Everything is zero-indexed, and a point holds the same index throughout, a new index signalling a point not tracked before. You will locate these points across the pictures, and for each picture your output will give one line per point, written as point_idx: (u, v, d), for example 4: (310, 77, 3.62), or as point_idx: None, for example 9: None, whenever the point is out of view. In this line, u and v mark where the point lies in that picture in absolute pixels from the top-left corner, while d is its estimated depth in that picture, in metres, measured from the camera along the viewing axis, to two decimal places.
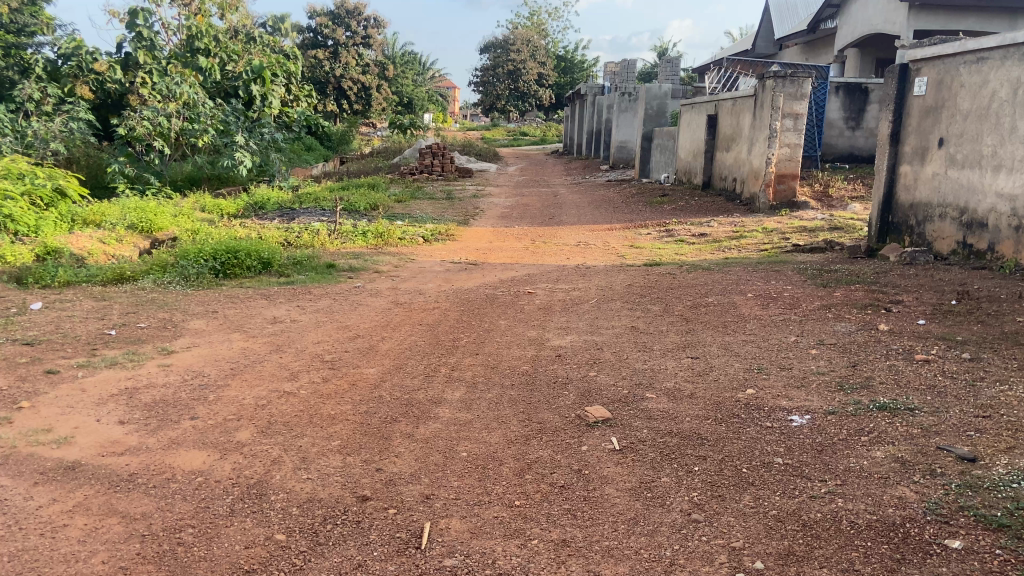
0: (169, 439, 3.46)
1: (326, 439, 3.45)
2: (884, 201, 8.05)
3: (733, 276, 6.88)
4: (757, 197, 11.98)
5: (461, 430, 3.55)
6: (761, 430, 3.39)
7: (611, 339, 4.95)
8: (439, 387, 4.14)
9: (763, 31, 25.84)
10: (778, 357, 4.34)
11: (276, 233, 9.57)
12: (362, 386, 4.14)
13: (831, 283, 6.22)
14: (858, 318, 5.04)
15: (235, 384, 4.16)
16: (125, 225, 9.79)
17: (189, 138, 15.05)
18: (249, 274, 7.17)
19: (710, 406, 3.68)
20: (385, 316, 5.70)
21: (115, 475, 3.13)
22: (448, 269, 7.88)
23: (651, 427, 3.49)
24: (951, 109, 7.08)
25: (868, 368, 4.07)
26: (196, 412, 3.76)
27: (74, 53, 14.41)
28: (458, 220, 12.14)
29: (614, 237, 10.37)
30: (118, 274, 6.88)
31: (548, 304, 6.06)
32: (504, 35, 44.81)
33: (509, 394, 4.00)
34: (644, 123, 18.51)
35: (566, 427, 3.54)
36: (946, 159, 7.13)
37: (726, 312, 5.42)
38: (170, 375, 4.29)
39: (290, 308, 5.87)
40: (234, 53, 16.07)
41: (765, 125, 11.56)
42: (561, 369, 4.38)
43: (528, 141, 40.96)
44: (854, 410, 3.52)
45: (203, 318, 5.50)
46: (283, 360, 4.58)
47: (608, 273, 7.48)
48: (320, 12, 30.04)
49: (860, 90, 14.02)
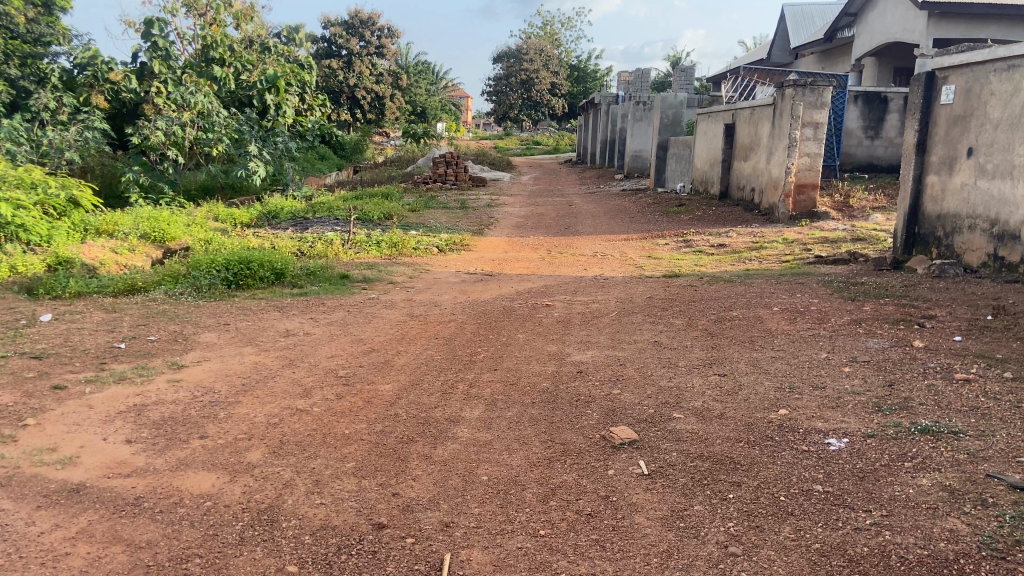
0: (177, 460, 3.33)
1: (339, 461, 3.31)
2: (910, 212, 7.86)
3: (756, 289, 6.70)
4: (776, 207, 11.80)
5: (481, 451, 3.40)
6: (798, 454, 3.22)
7: (633, 354, 4.78)
8: (457, 404, 3.99)
9: (778, 40, 25.67)
10: (810, 375, 4.17)
11: (290, 242, 9.46)
12: (377, 403, 4.00)
13: (859, 297, 6.02)
14: (891, 334, 4.85)
15: (246, 401, 4.02)
16: (137, 235, 9.73)
17: (203, 147, 15.04)
18: (262, 285, 7.06)
19: (742, 427, 3.51)
20: (400, 329, 5.56)
21: (121, 499, 2.99)
22: (464, 280, 7.74)
23: (680, 449, 3.33)
24: (980, 117, 6.89)
25: (905, 388, 3.89)
26: (206, 430, 3.63)
27: (91, 63, 14.49)
28: (472, 230, 12.03)
29: (631, 248, 10.22)
30: (129, 285, 6.79)
31: (568, 316, 5.90)
32: (517, 45, 44.92)
33: (530, 412, 3.85)
34: (660, 132, 18.36)
35: (591, 449, 3.39)
36: (976, 169, 6.93)
37: (752, 326, 5.24)
38: (179, 391, 4.16)
39: (304, 321, 5.74)
40: (248, 63, 16.06)
41: (784, 134, 11.39)
42: (583, 386, 4.22)
43: (541, 150, 41.00)
44: (895, 434, 3.34)
45: (215, 331, 5.37)
46: (296, 375, 4.45)
47: (627, 284, 7.32)
48: (333, 22, 30.08)
49: (880, 99, 13.75)
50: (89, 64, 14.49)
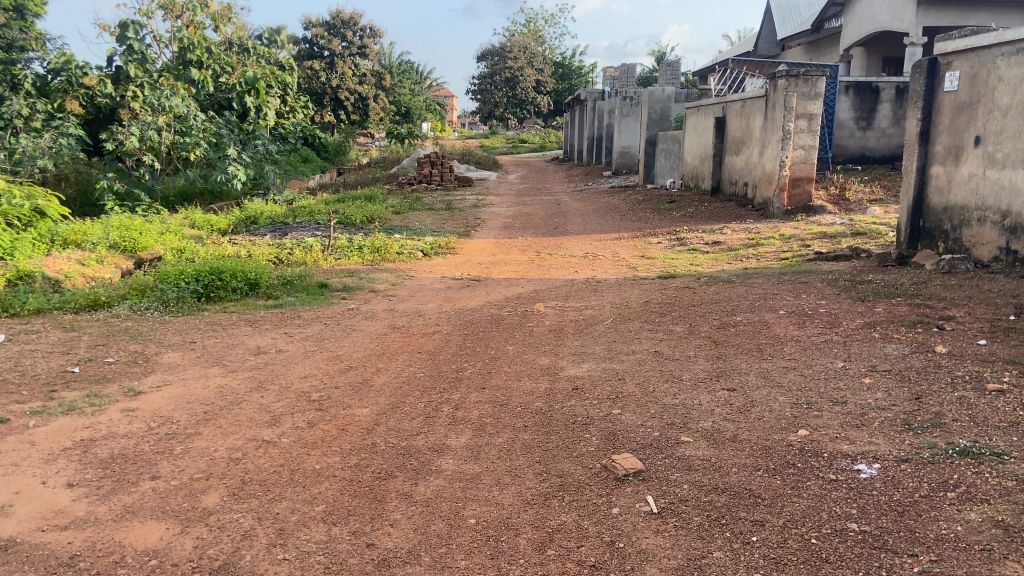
0: (122, 507, 2.94)
1: (307, 504, 2.91)
2: (914, 205, 7.53)
3: (758, 289, 6.36)
4: (770, 202, 11.45)
5: (469, 488, 3.02)
6: (825, 485, 2.85)
7: (632, 367, 4.41)
8: (442, 431, 3.60)
9: (765, 32, 25.40)
10: (827, 389, 3.80)
11: (267, 250, 9.04)
12: (353, 432, 3.60)
13: (869, 296, 5.68)
14: (909, 338, 4.50)
15: (207, 433, 3.61)
16: (106, 244, 9.31)
17: (181, 151, 14.63)
18: (235, 296, 6.66)
19: (759, 453, 3.15)
20: (381, 343, 5.17)
21: (53, 558, 2.60)
22: (449, 286, 7.36)
23: (692, 480, 2.96)
24: (988, 104, 6.56)
25: (935, 401, 3.53)
26: (158, 469, 3.24)
27: (65, 69, 14.01)
28: (458, 231, 11.63)
29: (623, 248, 9.86)
30: (92, 300, 6.38)
31: (560, 325, 5.52)
32: (501, 42, 44.45)
33: (522, 439, 3.47)
34: (648, 128, 18.00)
35: (592, 482, 3.01)
36: (984, 159, 6.60)
37: (759, 333, 4.88)
38: (134, 423, 3.75)
39: (278, 336, 5.34)
40: (227, 65, 15.57)
41: (778, 127, 11.02)
42: (580, 406, 3.84)
43: (528, 148, 40.63)
44: (931, 458, 2.98)
45: (179, 350, 4.96)
46: (264, 400, 4.04)
47: (622, 287, 6.96)
48: (315, 23, 29.64)
49: (871, 89, 13.49)
50: (63, 69, 13.96)
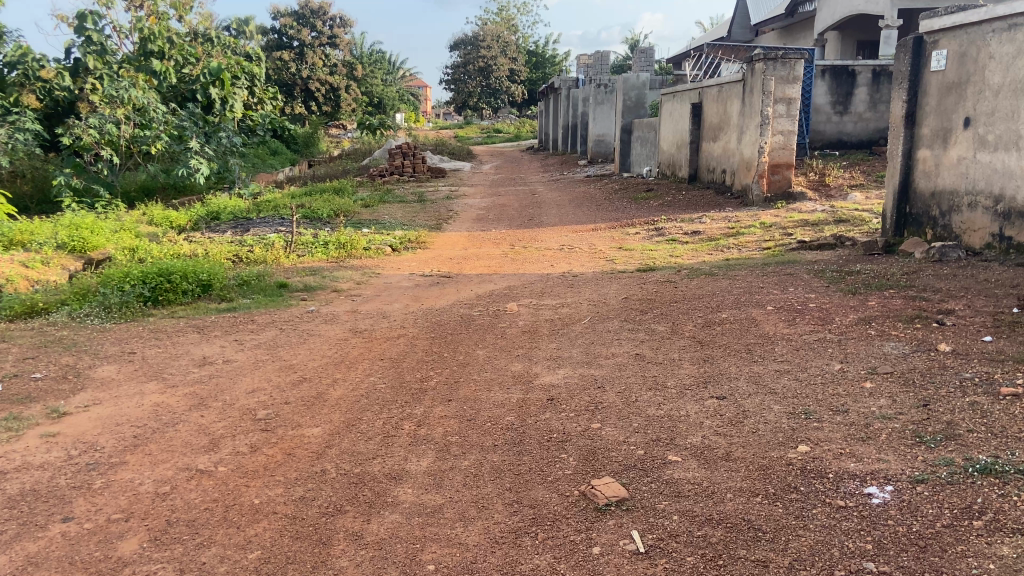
0: (24, 558, 2.52)
1: (240, 550, 2.51)
2: (901, 190, 7.23)
3: (742, 283, 6.02)
4: (749, 189, 11.14)
5: (427, 524, 2.63)
6: (833, 513, 2.50)
7: (612, 372, 4.05)
8: (401, 453, 3.21)
9: (738, 17, 25.11)
10: (825, 396, 3.45)
11: (225, 247, 8.55)
12: (301, 457, 3.20)
13: (859, 288, 5.36)
14: (909, 335, 4.18)
15: (133, 462, 3.20)
16: (54, 245, 8.80)
17: (141, 146, 14.03)
18: (186, 299, 6.20)
19: (755, 475, 2.79)
20: (340, 350, 4.77)
21: None
22: (418, 284, 6.95)
23: (682, 510, 2.60)
24: (978, 84, 6.26)
25: (945, 408, 3.20)
26: (72, 509, 2.82)
27: (21, 62, 13.33)
28: (430, 224, 11.21)
29: (599, 239, 9.48)
30: (28, 307, 5.89)
31: (534, 326, 5.14)
32: (473, 31, 43.85)
33: (490, 461, 3.09)
34: (623, 115, 17.65)
35: (569, 513, 2.65)
36: (975, 141, 6.30)
37: (747, 332, 4.54)
38: (52, 452, 3.32)
39: (227, 345, 4.89)
40: (191, 56, 14.99)
41: (756, 112, 10.68)
42: (555, 420, 3.46)
43: (503, 138, 40.08)
44: (950, 478, 2.64)
45: (116, 363, 4.53)
46: (204, 420, 3.63)
47: (599, 282, 6.59)
48: (283, 13, 28.97)
49: (847, 73, 13.22)
50: (18, 62, 13.23)
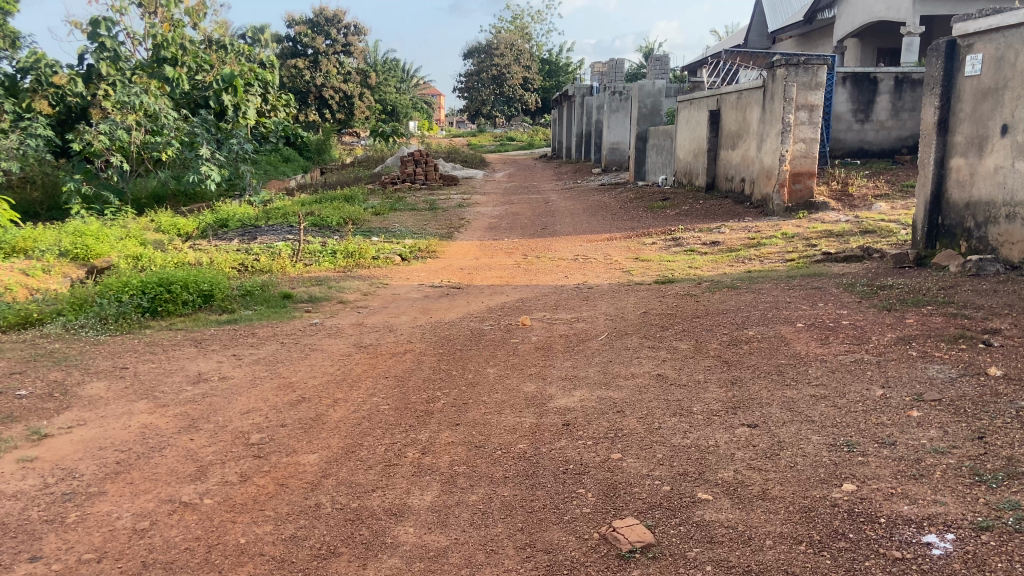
0: None
1: None
2: (932, 200, 6.91)
3: (768, 297, 5.72)
4: (770, 198, 10.81)
5: (430, 572, 2.35)
6: (889, 566, 2.20)
7: (632, 395, 3.75)
8: (403, 485, 2.93)
9: (755, 25, 24.82)
10: (868, 425, 3.15)
11: (229, 256, 8.32)
12: (294, 488, 2.93)
13: (894, 304, 5.05)
14: (954, 357, 3.87)
15: (113, 492, 2.94)
16: (56, 252, 8.60)
17: (152, 152, 13.85)
18: (186, 310, 5.97)
19: (797, 518, 2.50)
20: (343, 366, 4.51)
21: None
22: (427, 295, 6.68)
23: (716, 559, 2.31)
24: (1016, 89, 5.94)
25: (1003, 442, 2.89)
26: (41, 547, 2.56)
27: (34, 67, 13.10)
28: (441, 233, 10.94)
29: (615, 249, 9.19)
30: (23, 316, 5.66)
31: (548, 342, 4.85)
32: (487, 40, 43.72)
33: (501, 496, 2.81)
34: (639, 122, 17.36)
35: (588, 561, 2.36)
36: (1012, 149, 5.98)
37: (777, 351, 4.23)
38: (27, 479, 3.06)
39: (224, 360, 4.63)
40: (204, 62, 14.82)
41: (777, 119, 10.37)
42: (572, 449, 3.18)
43: (516, 146, 39.80)
44: (1017, 524, 2.31)
45: (106, 380, 4.28)
46: (193, 445, 3.37)
47: (616, 295, 6.29)
48: (298, 20, 28.88)
49: (869, 80, 12.89)
50: (31, 68, 13.07)
